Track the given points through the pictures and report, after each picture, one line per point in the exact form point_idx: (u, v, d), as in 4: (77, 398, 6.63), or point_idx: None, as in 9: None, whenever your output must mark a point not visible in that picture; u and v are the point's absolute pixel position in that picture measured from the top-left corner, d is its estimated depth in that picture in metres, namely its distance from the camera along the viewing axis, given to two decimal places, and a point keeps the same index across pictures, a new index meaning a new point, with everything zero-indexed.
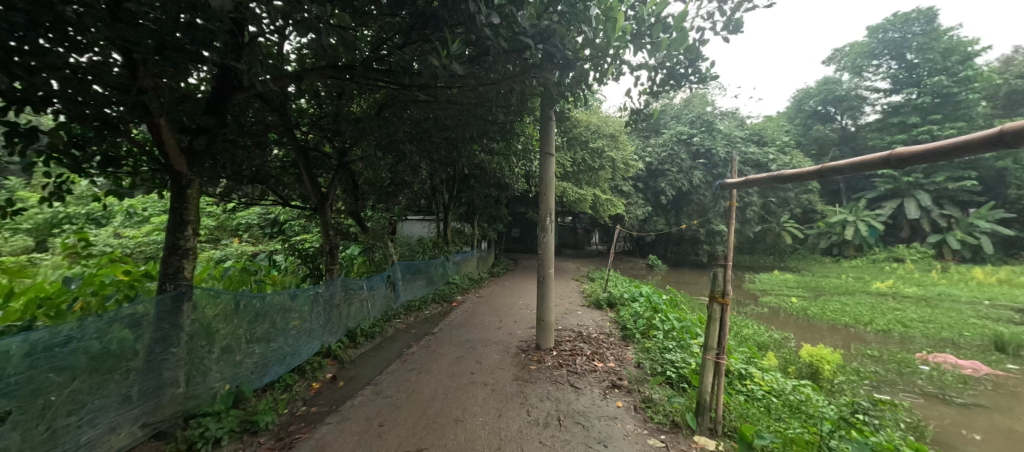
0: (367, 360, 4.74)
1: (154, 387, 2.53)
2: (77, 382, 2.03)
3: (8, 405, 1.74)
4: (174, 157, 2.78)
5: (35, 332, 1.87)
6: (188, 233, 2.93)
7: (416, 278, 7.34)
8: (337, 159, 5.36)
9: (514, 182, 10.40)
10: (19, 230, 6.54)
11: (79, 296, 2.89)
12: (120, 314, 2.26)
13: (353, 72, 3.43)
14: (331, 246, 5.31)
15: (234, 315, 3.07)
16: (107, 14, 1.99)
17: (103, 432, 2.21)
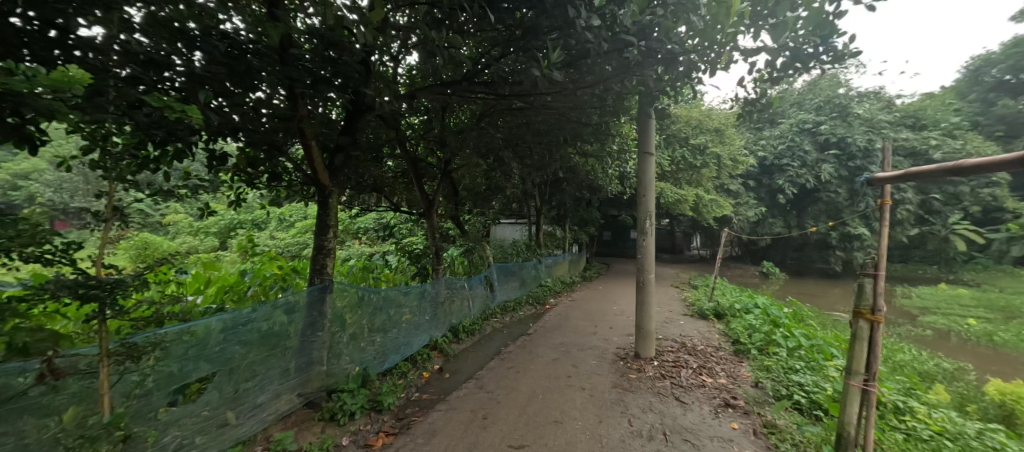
0: (468, 355, 5.04)
1: (306, 363, 3.04)
2: (252, 355, 2.53)
3: (213, 368, 2.27)
4: (319, 171, 3.32)
5: (228, 312, 2.38)
6: (330, 236, 3.47)
7: (510, 279, 7.60)
8: (440, 167, 5.82)
9: (607, 184, 10.11)
10: (209, 233, 8.39)
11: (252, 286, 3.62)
12: (281, 302, 2.75)
13: (457, 86, 3.71)
14: (436, 248, 5.77)
15: (359, 306, 3.54)
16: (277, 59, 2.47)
17: (271, 397, 2.73)
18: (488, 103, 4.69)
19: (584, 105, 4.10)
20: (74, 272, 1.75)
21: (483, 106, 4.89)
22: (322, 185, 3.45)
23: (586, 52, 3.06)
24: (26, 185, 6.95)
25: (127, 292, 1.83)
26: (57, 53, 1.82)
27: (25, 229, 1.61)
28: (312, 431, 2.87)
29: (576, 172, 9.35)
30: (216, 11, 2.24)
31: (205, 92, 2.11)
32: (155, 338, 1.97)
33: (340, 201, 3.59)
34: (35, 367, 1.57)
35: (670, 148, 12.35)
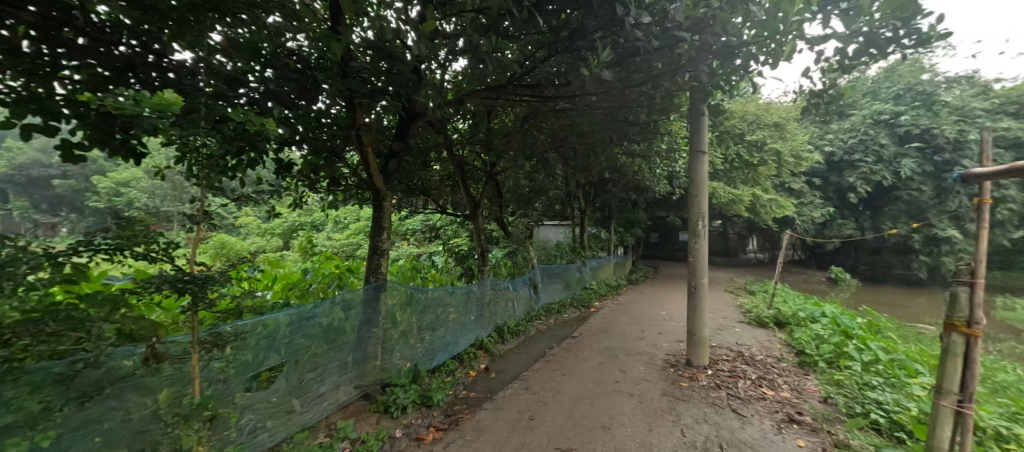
0: (513, 356, 5.07)
1: (362, 357, 3.22)
2: (315, 347, 2.73)
3: (283, 358, 2.47)
4: (374, 176, 3.52)
5: (295, 307, 2.58)
6: (384, 237, 3.65)
7: (554, 282, 7.55)
8: (485, 170, 5.92)
9: (655, 184, 9.75)
10: (275, 234, 9.09)
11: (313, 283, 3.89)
12: (340, 298, 2.93)
13: (503, 90, 3.76)
14: (482, 250, 5.87)
15: (409, 304, 3.68)
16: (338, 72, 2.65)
17: (332, 387, 2.92)
18: (533, 105, 4.70)
19: (633, 104, 3.99)
20: (174, 268, 1.97)
21: (528, 109, 4.92)
22: (377, 189, 3.64)
23: (636, 49, 2.99)
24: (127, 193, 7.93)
25: (216, 287, 2.05)
26: (152, 74, 2.24)
27: (139, 230, 1.85)
28: (369, 422, 3.03)
29: (622, 173, 9.12)
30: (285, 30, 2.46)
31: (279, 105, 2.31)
32: (236, 329, 2.18)
33: (393, 204, 3.77)
34: (141, 351, 1.80)
35: (724, 145, 11.69)
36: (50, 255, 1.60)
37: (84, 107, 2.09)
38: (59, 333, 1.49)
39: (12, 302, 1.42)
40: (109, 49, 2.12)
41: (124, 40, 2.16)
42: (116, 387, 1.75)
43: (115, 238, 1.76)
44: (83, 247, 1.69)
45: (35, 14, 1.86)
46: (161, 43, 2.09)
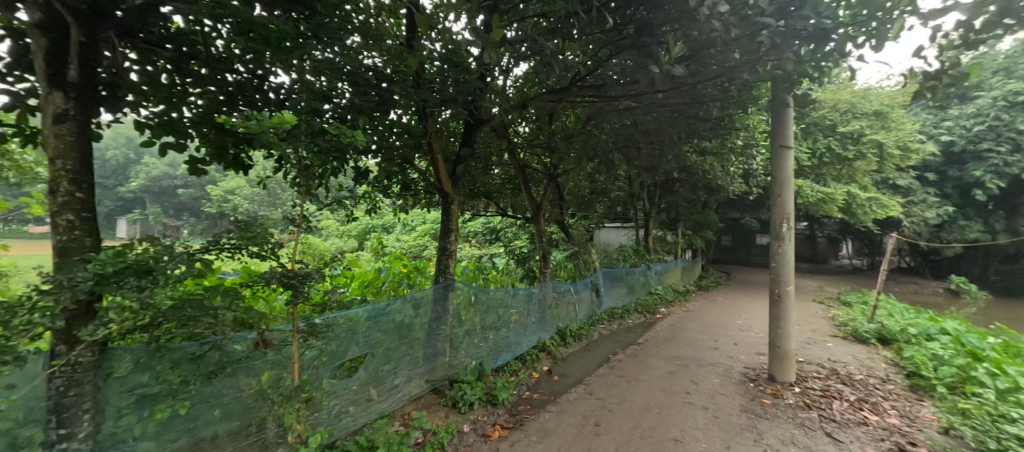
0: (576, 360, 5.01)
1: (432, 353, 3.40)
2: (391, 341, 2.93)
3: (364, 350, 2.69)
4: (443, 181, 3.70)
5: (374, 303, 2.79)
6: (451, 239, 3.81)
7: (617, 286, 7.35)
8: (547, 173, 5.92)
9: (728, 184, 9.06)
10: (351, 235, 9.86)
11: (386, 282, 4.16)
12: (413, 296, 3.12)
13: (568, 92, 3.75)
14: (543, 252, 5.86)
15: (473, 304, 3.81)
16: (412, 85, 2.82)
17: (405, 379, 3.11)
18: (596, 105, 4.62)
19: (705, 100, 3.77)
20: (278, 265, 2.23)
21: (591, 110, 4.84)
22: (446, 193, 3.82)
23: (710, 39, 2.82)
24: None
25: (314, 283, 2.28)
26: (257, 97, 2.66)
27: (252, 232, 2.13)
28: (438, 415, 3.18)
29: (691, 172, 8.61)
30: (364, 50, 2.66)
31: (363, 119, 2.53)
32: (328, 321, 2.42)
33: (460, 207, 3.92)
34: (251, 337, 2.07)
35: (811, 138, 10.54)
36: (191, 248, 1.87)
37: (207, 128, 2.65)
38: (195, 319, 1.78)
39: (165, 291, 1.69)
40: (221, 75, 2.54)
41: (235, 66, 2.51)
42: (233, 367, 2.04)
43: (236, 238, 2.02)
44: (213, 247, 1.95)
45: (173, 50, 2.27)
46: (264, 70, 2.48)
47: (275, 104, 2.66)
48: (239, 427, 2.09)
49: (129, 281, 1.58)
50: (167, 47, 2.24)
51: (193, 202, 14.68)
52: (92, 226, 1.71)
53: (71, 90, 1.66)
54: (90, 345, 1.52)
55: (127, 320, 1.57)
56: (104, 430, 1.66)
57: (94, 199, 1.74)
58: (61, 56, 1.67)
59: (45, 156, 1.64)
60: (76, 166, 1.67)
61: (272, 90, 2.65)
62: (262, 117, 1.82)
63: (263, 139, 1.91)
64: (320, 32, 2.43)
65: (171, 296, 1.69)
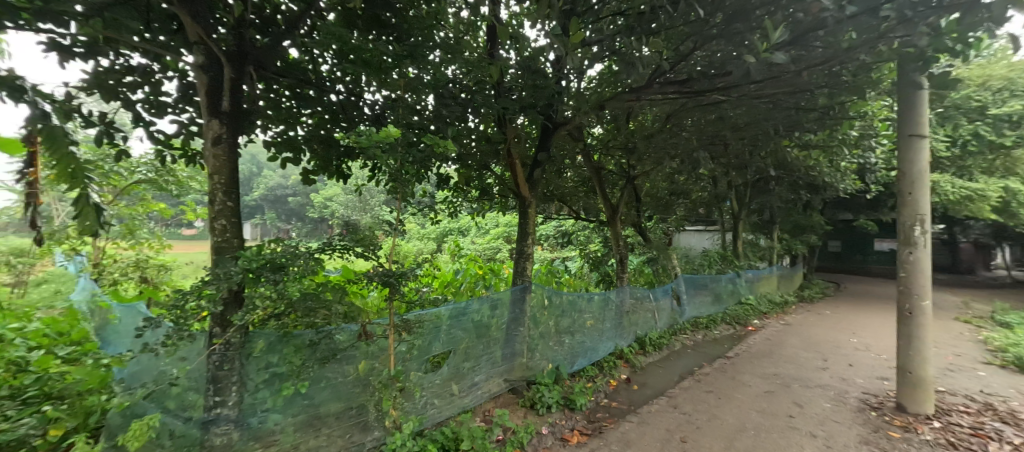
0: (657, 370, 4.74)
1: (511, 353, 3.48)
2: (472, 340, 3.07)
3: (448, 346, 2.86)
4: (521, 185, 3.79)
5: (458, 301, 2.95)
6: (529, 242, 3.87)
7: (701, 293, 6.84)
8: (624, 175, 5.72)
9: (837, 181, 7.92)
10: (429, 238, 10.47)
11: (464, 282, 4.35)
12: (493, 297, 3.25)
13: (649, 90, 3.60)
14: (620, 256, 5.66)
15: (549, 307, 3.84)
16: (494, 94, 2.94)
17: (485, 377, 3.23)
18: (679, 101, 4.37)
19: (810, 88, 3.36)
20: (377, 265, 2.45)
21: (672, 107, 4.58)
22: (523, 196, 3.90)
23: (820, 21, 2.52)
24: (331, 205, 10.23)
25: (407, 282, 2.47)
26: (355, 113, 2.97)
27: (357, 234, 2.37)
28: (517, 414, 3.24)
29: (790, 169, 7.71)
30: (448, 64, 2.83)
31: (450, 128, 2.69)
32: (419, 317, 2.61)
33: (537, 210, 3.98)
34: (355, 328, 2.30)
35: (950, 124, 8.81)
36: (310, 248, 2.15)
37: (317, 143, 3.05)
38: (317, 309, 2.06)
39: (294, 285, 1.96)
40: (327, 97, 2.88)
41: (337, 88, 2.84)
42: (341, 354, 2.30)
43: (344, 239, 2.27)
44: (328, 248, 2.23)
45: (292, 78, 2.65)
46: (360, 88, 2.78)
47: (371, 120, 2.95)
48: (346, 407, 2.35)
49: (267, 276, 1.86)
50: (288, 75, 2.62)
51: (300, 207, 16.76)
52: (238, 229, 2.06)
53: (223, 118, 2.03)
54: (240, 327, 1.84)
55: (266, 309, 1.86)
56: (246, 401, 2.01)
57: (239, 206, 2.08)
58: (218, 90, 2.06)
59: (206, 173, 2.03)
60: (225, 180, 2.02)
61: (368, 106, 2.94)
62: (371, 132, 2.03)
63: (369, 151, 2.14)
64: (414, 51, 2.64)
65: (299, 289, 1.97)
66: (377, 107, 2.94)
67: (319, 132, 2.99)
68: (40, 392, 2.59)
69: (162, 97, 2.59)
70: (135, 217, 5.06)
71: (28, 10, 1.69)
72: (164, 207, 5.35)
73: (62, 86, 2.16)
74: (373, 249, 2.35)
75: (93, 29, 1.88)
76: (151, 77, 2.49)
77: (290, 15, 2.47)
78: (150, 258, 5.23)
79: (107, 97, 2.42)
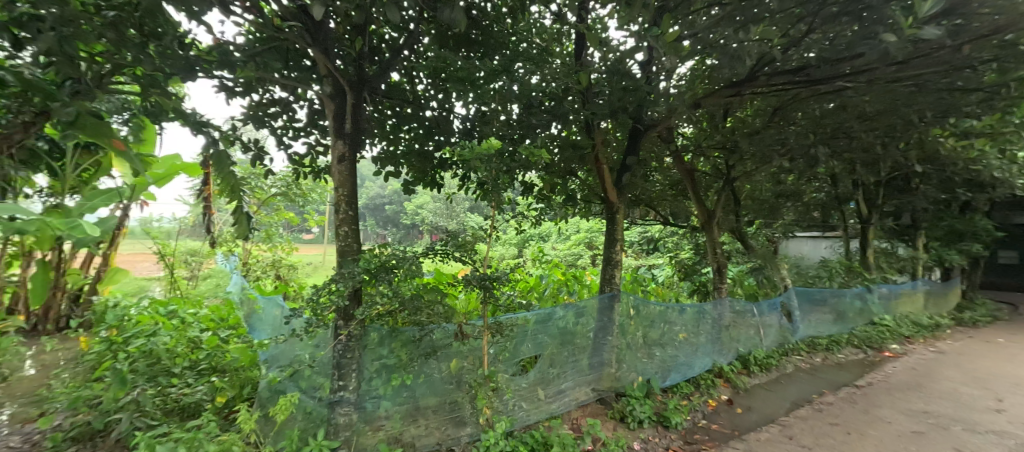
0: (766, 394, 4.23)
1: (599, 363, 3.41)
2: (558, 347, 3.07)
3: (536, 351, 2.91)
4: (609, 191, 3.71)
5: (546, 307, 2.98)
6: (618, 249, 3.77)
7: (820, 310, 5.95)
8: (721, 176, 5.25)
9: (1013, 176, 6.34)
10: None
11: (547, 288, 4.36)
12: (581, 305, 3.23)
13: (753, 83, 3.29)
14: (717, 264, 5.10)
15: (638, 318, 3.67)
16: (581, 101, 2.96)
17: (573, 386, 3.21)
18: (789, 92, 3.91)
19: (973, 64, 2.78)
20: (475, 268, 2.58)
21: (780, 99, 4.12)
22: (611, 203, 3.80)
23: None
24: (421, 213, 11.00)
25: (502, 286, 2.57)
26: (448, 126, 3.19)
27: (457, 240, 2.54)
28: (607, 426, 3.15)
29: (939, 162, 6.37)
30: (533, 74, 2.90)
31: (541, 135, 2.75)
32: (512, 320, 2.70)
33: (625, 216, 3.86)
34: (452, 327, 2.45)
35: None
36: (416, 251, 2.38)
37: (417, 157, 3.34)
38: (425, 307, 2.27)
39: (406, 285, 2.20)
40: (422, 113, 3.15)
41: (434, 105, 3.09)
42: (440, 352, 2.46)
43: (446, 244, 2.45)
44: (431, 253, 2.43)
45: (396, 100, 2.96)
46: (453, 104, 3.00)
47: (461, 134, 3.13)
48: (443, 402, 2.52)
49: (383, 275, 2.12)
50: (393, 98, 2.93)
51: (394, 215, 18.35)
52: (356, 234, 2.39)
53: (346, 139, 2.38)
54: (363, 320, 2.14)
55: (383, 304, 2.11)
56: (363, 387, 2.31)
57: (357, 214, 2.40)
58: (342, 114, 2.41)
59: (333, 186, 2.39)
60: (346, 193, 2.37)
61: (458, 120, 3.14)
62: (475, 146, 2.28)
63: (470, 161, 2.30)
64: (505, 65, 2.77)
65: (410, 289, 2.19)
66: (467, 121, 3.13)
67: (416, 147, 3.28)
68: (210, 365, 3.22)
69: (295, 123, 3.08)
70: (272, 224, 6.14)
71: (214, 62, 2.15)
72: (292, 216, 6.38)
73: (227, 119, 2.69)
74: (470, 254, 2.49)
75: (253, 73, 2.32)
76: (288, 107, 2.96)
77: (393, 43, 2.76)
78: (282, 259, 6.23)
79: (260, 127, 2.97)
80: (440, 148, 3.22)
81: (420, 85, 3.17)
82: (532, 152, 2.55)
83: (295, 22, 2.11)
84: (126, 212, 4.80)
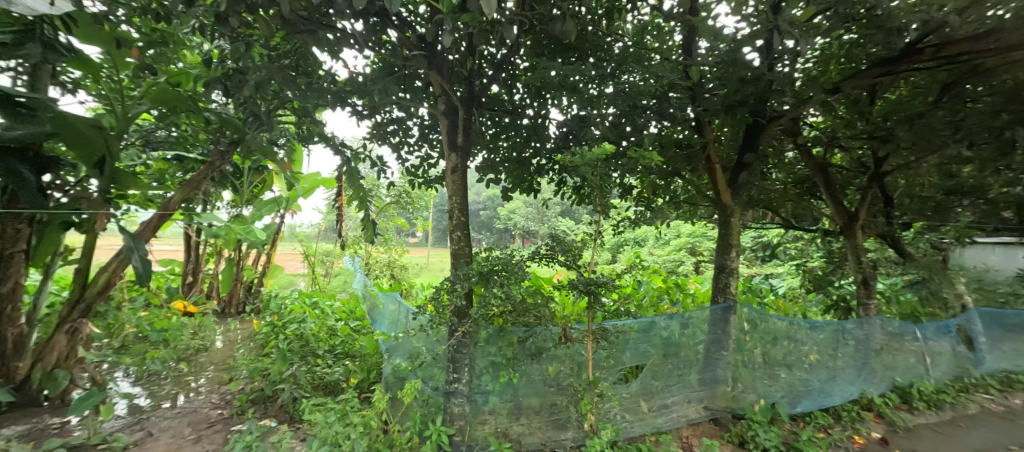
0: (938, 437, 3.42)
1: (712, 379, 3.13)
2: (665, 358, 2.89)
3: (640, 361, 2.81)
4: (722, 192, 3.41)
5: (651, 316, 2.82)
6: (733, 256, 3.45)
7: (1020, 337, 4.60)
8: (866, 171, 4.37)
9: None
10: None
11: (647, 296, 4.15)
12: (692, 315, 2.98)
13: (916, 59, 2.70)
14: (863, 275, 4.27)
15: (760, 335, 3.22)
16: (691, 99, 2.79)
17: (682, 401, 3.01)
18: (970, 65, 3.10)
19: None
20: (579, 273, 2.55)
21: (952, 73, 3.33)
22: (724, 205, 3.48)
23: None
24: (513, 215, 11.23)
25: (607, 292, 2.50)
26: (544, 132, 3.24)
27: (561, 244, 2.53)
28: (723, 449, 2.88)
29: None
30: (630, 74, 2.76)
31: (649, 136, 2.61)
32: (619, 327, 2.63)
33: (741, 220, 3.49)
34: (556, 331, 2.48)
35: None
36: (523, 255, 2.49)
37: (516, 164, 3.46)
38: (533, 309, 2.35)
39: (516, 287, 2.32)
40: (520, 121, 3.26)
41: (532, 113, 3.18)
42: (545, 353, 2.51)
43: (551, 248, 2.49)
44: (536, 257, 2.49)
45: (498, 111, 3.13)
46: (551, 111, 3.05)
47: (558, 139, 3.16)
48: (546, 403, 2.57)
49: (495, 279, 2.28)
50: (494, 109, 3.09)
51: None
52: (468, 239, 2.60)
53: (458, 152, 2.61)
54: (477, 319, 2.32)
55: (496, 305, 2.25)
56: (474, 382, 2.49)
57: (468, 220, 2.62)
58: (455, 129, 2.64)
59: (448, 194, 2.64)
60: (459, 201, 2.59)
61: (555, 126, 3.18)
62: (586, 152, 2.32)
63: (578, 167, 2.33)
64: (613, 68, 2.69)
65: (518, 291, 2.30)
66: (563, 126, 3.15)
67: (515, 154, 3.41)
68: (343, 350, 3.74)
69: (409, 138, 3.44)
70: (387, 229, 6.97)
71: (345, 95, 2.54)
72: (403, 221, 7.13)
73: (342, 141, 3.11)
74: (575, 259, 2.48)
75: (381, 97, 2.67)
76: (403, 125, 3.31)
77: (494, 58, 2.91)
78: (396, 260, 6.96)
79: (381, 144, 3.38)
80: (538, 155, 3.29)
81: (518, 95, 3.30)
82: (640, 154, 2.46)
83: (418, 50, 2.38)
84: (282, 220, 5.85)
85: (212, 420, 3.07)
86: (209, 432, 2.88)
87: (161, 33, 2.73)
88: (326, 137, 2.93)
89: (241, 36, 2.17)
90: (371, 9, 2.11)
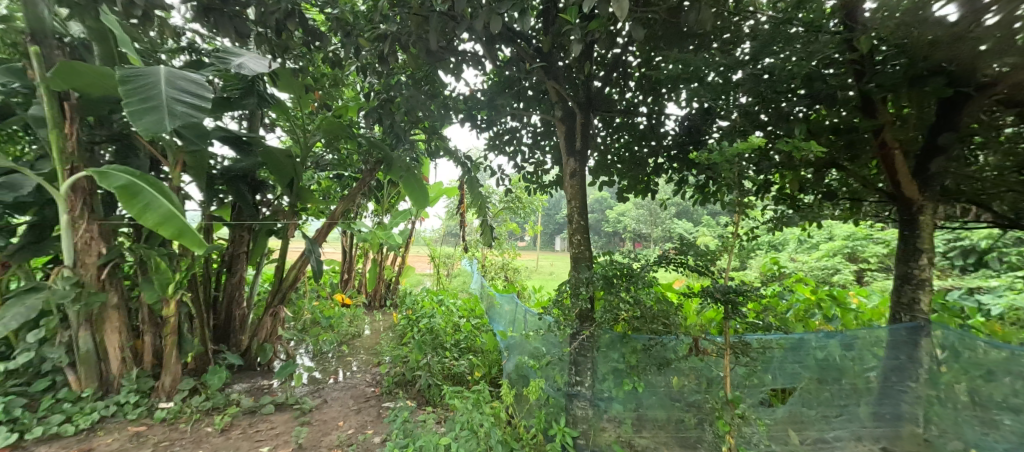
0: None
1: (891, 414, 2.53)
2: (822, 383, 2.46)
3: (788, 384, 2.45)
4: (903, 184, 2.76)
5: (805, 333, 2.41)
6: (923, 262, 2.78)
7: None
8: None
9: None
10: None
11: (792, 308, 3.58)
12: (860, 335, 2.45)
13: None
14: None
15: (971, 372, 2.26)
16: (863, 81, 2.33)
17: (847, 437, 2.53)
18: None
19: None
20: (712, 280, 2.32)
21: None
22: (905, 198, 2.83)
23: None
24: (624, 217, 10.78)
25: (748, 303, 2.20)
26: (663, 129, 3.04)
27: (691, 250, 2.31)
28: None
29: None
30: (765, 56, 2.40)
31: (804, 126, 2.24)
32: (765, 341, 2.32)
33: (935, 217, 2.79)
34: (687, 340, 2.30)
35: None
36: (649, 260, 2.39)
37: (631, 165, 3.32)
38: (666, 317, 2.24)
39: (644, 294, 2.26)
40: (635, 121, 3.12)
41: (649, 110, 3.01)
42: (674, 364, 2.32)
43: (680, 252, 2.32)
44: (662, 263, 2.33)
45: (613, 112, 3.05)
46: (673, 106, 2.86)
47: (679, 135, 2.95)
48: (672, 418, 2.40)
49: (618, 284, 2.26)
50: (609, 110, 3.03)
51: None
52: (588, 243, 2.61)
53: (576, 157, 2.65)
54: (603, 323, 2.32)
55: (624, 310, 2.25)
56: (596, 387, 2.51)
57: (587, 224, 2.64)
58: (573, 135, 2.68)
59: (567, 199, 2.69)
60: (577, 205, 2.62)
61: (675, 122, 2.99)
62: (726, 147, 2.12)
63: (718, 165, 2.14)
64: (761, 50, 2.35)
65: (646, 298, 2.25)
66: (686, 121, 2.92)
67: (631, 152, 3.27)
68: (467, 345, 4.03)
69: (524, 146, 3.59)
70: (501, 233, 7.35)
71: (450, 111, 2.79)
72: (516, 226, 7.46)
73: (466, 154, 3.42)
74: (709, 265, 2.26)
75: (500, 111, 2.86)
76: (517, 134, 3.46)
77: (609, 59, 2.84)
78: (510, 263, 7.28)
79: (498, 154, 3.61)
80: (656, 154, 3.11)
81: (631, 93, 3.17)
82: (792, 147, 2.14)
83: (539, 63, 2.48)
84: (414, 226, 6.64)
85: (368, 396, 3.64)
86: (367, 405, 3.41)
87: (330, 77, 3.40)
88: (451, 150, 3.25)
89: (391, 72, 2.57)
90: (495, 33, 2.31)
